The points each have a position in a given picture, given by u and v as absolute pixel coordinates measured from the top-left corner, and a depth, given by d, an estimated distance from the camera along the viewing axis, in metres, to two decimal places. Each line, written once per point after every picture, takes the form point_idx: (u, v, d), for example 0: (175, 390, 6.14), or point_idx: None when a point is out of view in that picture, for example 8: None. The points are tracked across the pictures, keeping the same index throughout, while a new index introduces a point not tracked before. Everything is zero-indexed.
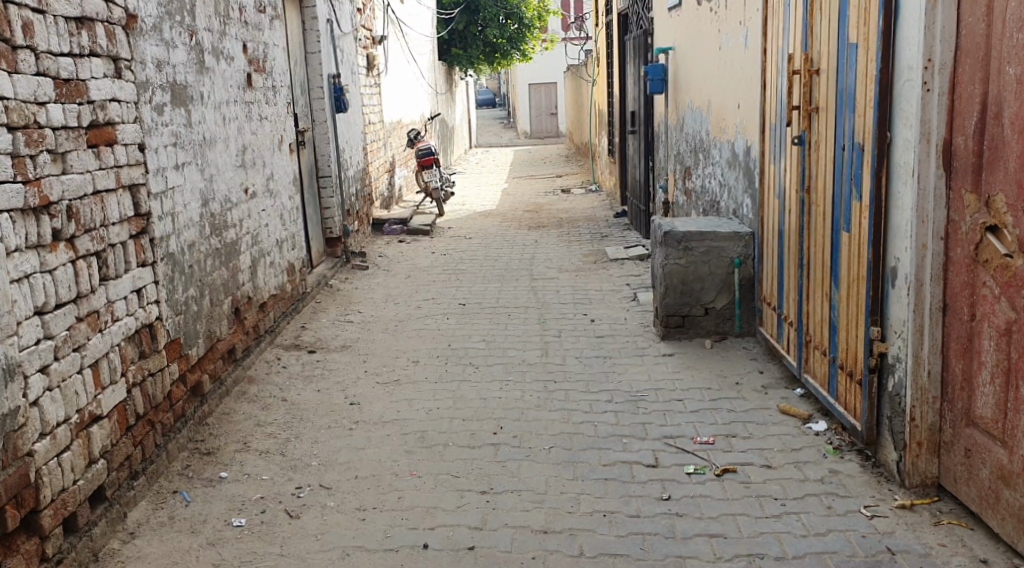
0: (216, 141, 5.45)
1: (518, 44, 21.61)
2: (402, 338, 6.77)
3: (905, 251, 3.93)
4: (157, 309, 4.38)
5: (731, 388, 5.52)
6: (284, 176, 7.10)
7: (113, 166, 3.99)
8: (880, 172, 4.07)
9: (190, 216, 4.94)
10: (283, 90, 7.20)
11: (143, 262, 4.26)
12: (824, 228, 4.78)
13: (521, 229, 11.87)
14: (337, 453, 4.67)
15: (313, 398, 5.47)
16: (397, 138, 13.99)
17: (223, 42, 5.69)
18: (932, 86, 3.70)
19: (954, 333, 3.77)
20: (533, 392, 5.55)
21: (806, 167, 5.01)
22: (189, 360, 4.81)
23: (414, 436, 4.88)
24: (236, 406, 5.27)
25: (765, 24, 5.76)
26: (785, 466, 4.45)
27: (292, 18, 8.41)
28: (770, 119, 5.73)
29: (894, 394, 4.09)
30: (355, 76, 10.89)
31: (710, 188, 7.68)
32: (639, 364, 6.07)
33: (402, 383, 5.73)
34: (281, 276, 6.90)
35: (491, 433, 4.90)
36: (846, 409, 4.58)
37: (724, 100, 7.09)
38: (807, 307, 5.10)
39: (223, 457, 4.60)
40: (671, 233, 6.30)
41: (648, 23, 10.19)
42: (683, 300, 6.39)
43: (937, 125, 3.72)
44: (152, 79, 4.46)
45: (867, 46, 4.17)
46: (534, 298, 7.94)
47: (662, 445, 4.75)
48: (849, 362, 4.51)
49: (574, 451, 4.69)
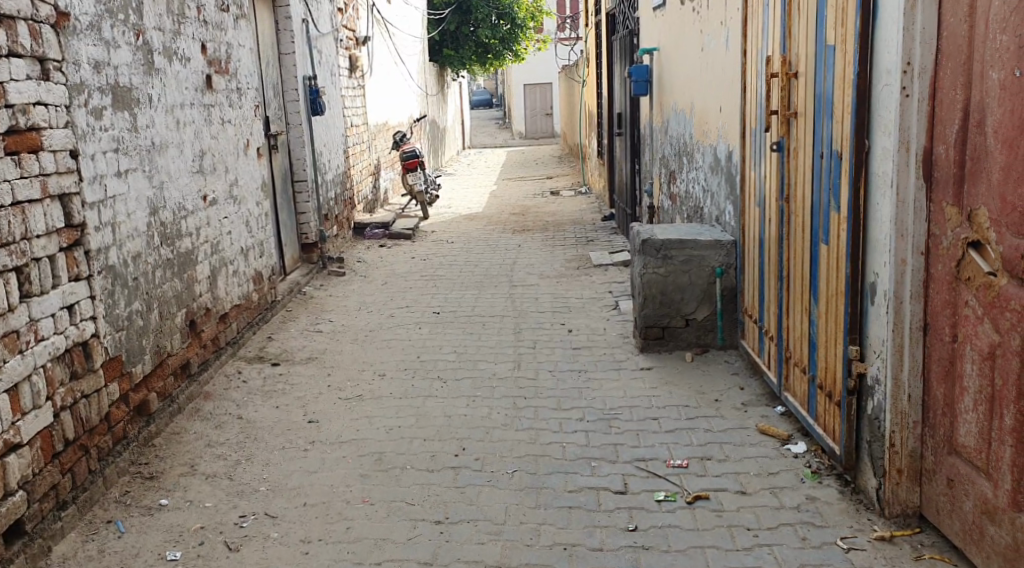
0: (168, 146, 5.20)
1: (510, 44, 21.38)
2: (370, 349, 6.52)
3: (884, 266, 3.68)
4: (93, 326, 4.17)
5: (709, 406, 5.27)
6: (250, 181, 6.83)
7: (38, 174, 3.84)
8: (859, 182, 3.82)
9: (136, 226, 4.69)
10: (250, 92, 6.93)
11: (76, 276, 4.08)
12: (803, 241, 4.53)
13: (506, 233, 11.64)
14: (288, 478, 4.42)
15: (270, 415, 5.21)
16: (383, 140, 13.75)
17: (177, 41, 5.44)
18: (911, 91, 3.46)
19: (935, 354, 3.53)
20: (501, 409, 5.30)
21: (785, 175, 4.75)
22: (133, 379, 4.57)
23: (371, 458, 4.63)
24: (187, 425, 5.02)
25: (745, 25, 5.50)
26: (761, 492, 4.20)
27: (263, 17, 8.17)
28: (751, 123, 5.48)
29: (873, 417, 3.84)
30: (334, 77, 10.62)
31: (693, 193, 7.43)
32: (614, 379, 5.81)
33: (365, 399, 5.48)
34: (246, 285, 6.63)
35: (453, 455, 4.65)
36: (825, 431, 4.32)
37: (707, 102, 6.84)
38: (786, 322, 4.85)
39: (167, 482, 4.35)
40: (649, 241, 6.05)
41: (633, 23, 9.94)
42: (662, 311, 6.14)
43: (917, 133, 3.47)
44: (88, 81, 4.28)
45: (845, 47, 3.92)
46: (512, 307, 7.68)
47: (632, 469, 4.50)
48: (828, 382, 4.26)
49: (539, 475, 4.44)
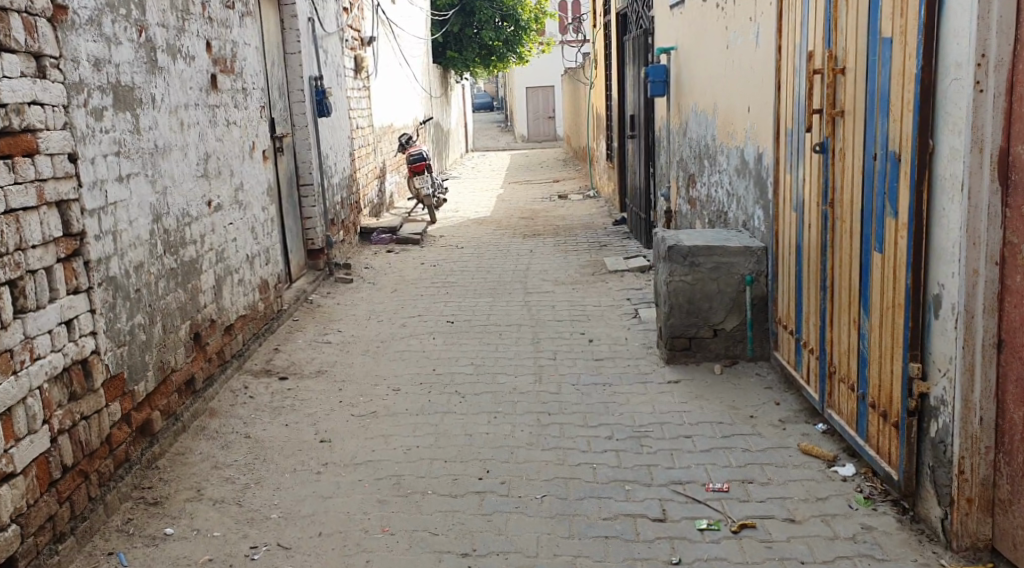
0: (172, 149, 4.91)
1: (514, 46, 21.08)
2: (382, 362, 6.21)
3: (951, 278, 3.41)
4: (93, 342, 3.88)
5: (745, 423, 4.97)
6: (256, 185, 6.53)
7: (34, 180, 3.55)
8: (921, 186, 3.54)
9: (138, 233, 4.40)
10: (256, 92, 6.63)
11: (75, 289, 3.79)
12: (851, 249, 4.24)
13: (517, 237, 11.33)
14: (301, 504, 4.13)
15: (279, 434, 4.91)
16: (388, 143, 13.45)
17: (181, 38, 5.15)
18: (986, 86, 3.19)
19: (1013, 374, 3.28)
20: (524, 426, 5.00)
21: (829, 178, 4.46)
22: (135, 397, 4.28)
23: (389, 482, 4.33)
24: (193, 445, 4.72)
25: (780, 20, 5.22)
26: (811, 520, 3.91)
27: (268, 16, 7.87)
28: (786, 123, 5.18)
29: (937, 441, 3.56)
30: (340, 78, 10.33)
31: (716, 197, 7.13)
32: (642, 394, 5.51)
33: (379, 416, 5.18)
34: (252, 294, 6.33)
35: (476, 479, 4.35)
36: (878, 454, 4.04)
37: (732, 102, 6.54)
38: (830, 334, 4.56)
39: (171, 509, 4.05)
40: (675, 248, 5.75)
41: (648, 22, 9.63)
42: (690, 321, 5.84)
43: (992, 131, 3.21)
44: (88, 79, 3.98)
45: (904, 39, 3.63)
46: (528, 316, 7.37)
47: (669, 493, 4.20)
48: (882, 401, 3.97)
49: (570, 501, 4.14)
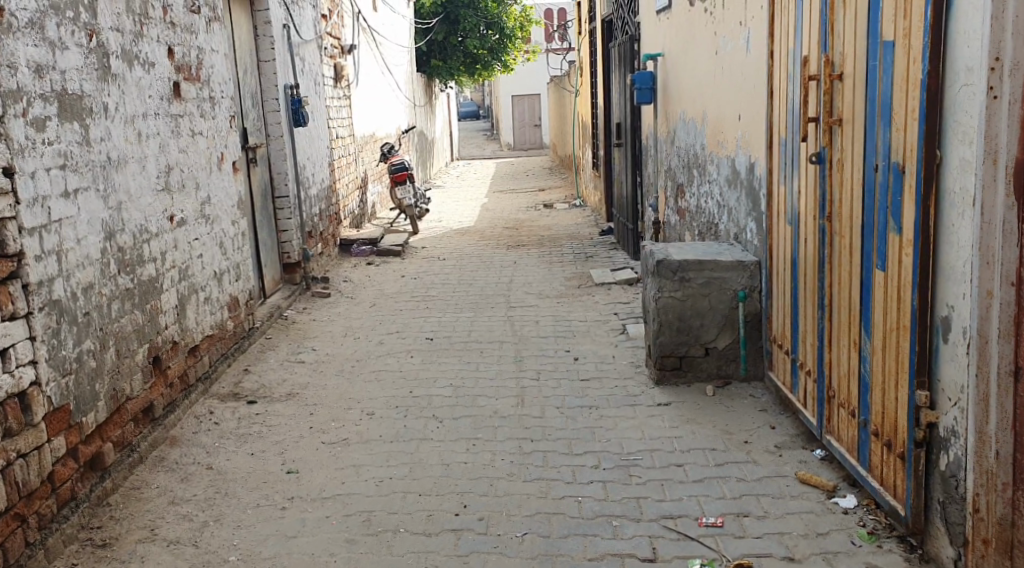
0: (128, 161, 4.61)
1: (500, 54, 20.86)
2: (357, 382, 5.92)
3: (962, 299, 3.16)
4: (33, 372, 3.59)
5: (739, 449, 4.69)
6: (225, 198, 6.23)
7: None
8: (928, 199, 3.27)
9: (87, 252, 4.10)
10: (225, 101, 6.33)
11: (11, 315, 3.50)
12: (850, 266, 3.97)
13: (501, 248, 11.04)
14: (262, 544, 3.82)
15: (243, 465, 4.60)
16: (370, 153, 13.15)
17: (138, 44, 4.86)
18: (999, 91, 2.93)
19: None
20: (505, 455, 4.70)
21: (826, 190, 4.20)
22: (84, 430, 3.97)
23: (358, 519, 4.02)
24: (149, 478, 4.41)
25: (772, 23, 4.96)
26: (812, 559, 3.63)
27: (239, 21, 7.57)
28: (779, 132, 4.91)
29: (948, 475, 3.30)
30: (318, 87, 10.04)
31: (706, 208, 6.86)
32: (630, 418, 5.22)
33: (351, 443, 4.88)
34: (220, 313, 6.02)
35: (452, 515, 4.05)
36: (882, 486, 3.76)
37: (722, 109, 6.27)
38: (828, 357, 4.28)
39: (121, 551, 3.75)
40: (664, 263, 5.47)
41: (634, 27, 9.36)
42: (680, 339, 5.56)
43: (1007, 140, 2.93)
44: (27, 87, 3.69)
45: (908, 41, 3.37)
46: (511, 332, 7.08)
47: (659, 529, 3.91)
48: (886, 429, 3.70)
49: (553, 539, 3.85)
